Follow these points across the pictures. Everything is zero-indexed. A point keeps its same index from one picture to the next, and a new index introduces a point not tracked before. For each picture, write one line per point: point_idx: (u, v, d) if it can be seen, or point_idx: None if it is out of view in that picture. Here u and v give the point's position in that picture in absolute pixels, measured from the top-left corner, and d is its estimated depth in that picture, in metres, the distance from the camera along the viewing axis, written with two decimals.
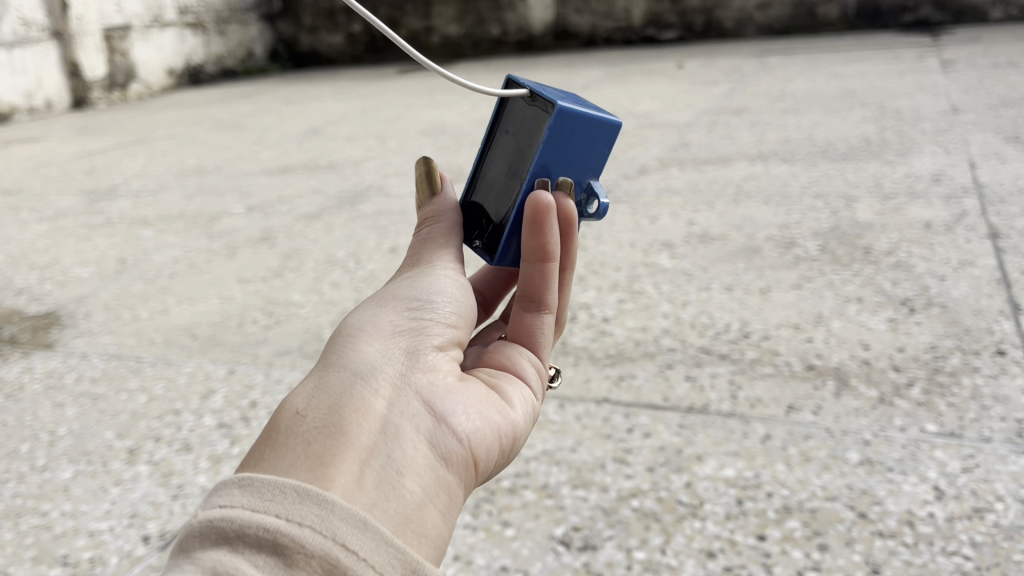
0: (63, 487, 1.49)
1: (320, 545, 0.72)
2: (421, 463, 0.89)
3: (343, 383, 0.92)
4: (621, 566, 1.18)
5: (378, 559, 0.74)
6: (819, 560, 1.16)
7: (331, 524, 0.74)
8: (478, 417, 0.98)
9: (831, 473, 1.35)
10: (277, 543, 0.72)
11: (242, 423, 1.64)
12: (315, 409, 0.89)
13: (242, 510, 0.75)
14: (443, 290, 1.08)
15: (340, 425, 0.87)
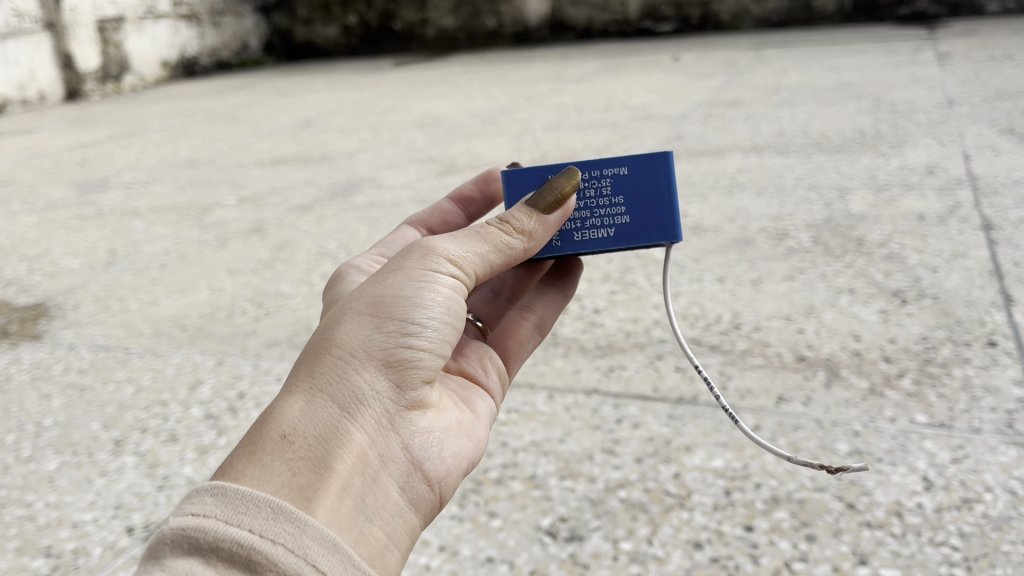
0: (47, 479, 1.47)
1: (292, 564, 0.75)
2: (382, 508, 0.91)
3: (328, 409, 0.90)
4: (608, 556, 1.17)
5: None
6: (806, 550, 1.15)
7: (303, 543, 0.77)
8: (443, 460, 1.01)
9: (820, 464, 1.35)
10: (251, 557, 0.74)
11: (229, 414, 1.63)
12: (298, 431, 0.88)
13: (217, 522, 0.76)
14: (441, 302, 1.02)
15: (320, 459, 0.87)
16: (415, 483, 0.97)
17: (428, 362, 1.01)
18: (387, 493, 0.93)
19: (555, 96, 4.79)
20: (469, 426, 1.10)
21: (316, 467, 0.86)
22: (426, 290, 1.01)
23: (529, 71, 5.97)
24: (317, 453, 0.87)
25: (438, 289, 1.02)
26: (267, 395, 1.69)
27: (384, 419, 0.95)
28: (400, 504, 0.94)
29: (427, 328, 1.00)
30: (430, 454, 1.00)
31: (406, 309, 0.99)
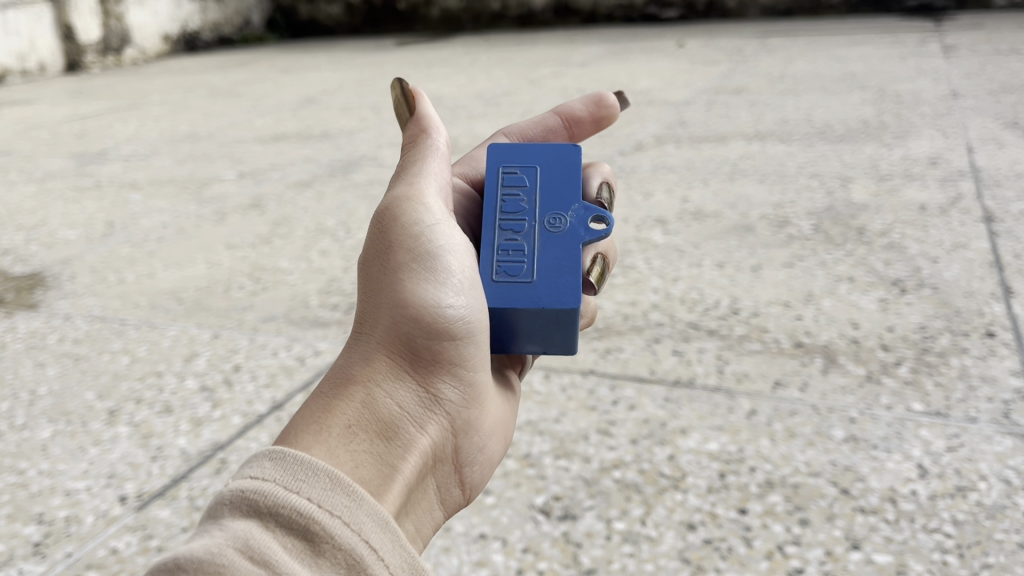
0: (41, 446, 1.47)
1: (345, 538, 0.74)
2: (421, 500, 0.94)
3: (387, 400, 0.93)
4: (601, 535, 1.17)
5: (395, 561, 0.77)
6: (799, 534, 1.15)
7: (358, 518, 0.76)
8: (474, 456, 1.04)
9: (815, 450, 1.34)
10: (312, 525, 0.74)
11: (224, 387, 1.63)
12: (362, 416, 0.90)
13: (280, 489, 0.76)
14: (469, 292, 1.05)
15: (384, 449, 0.89)
16: (447, 476, 1.01)
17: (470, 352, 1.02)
18: (427, 486, 0.95)
19: (558, 80, 4.77)
20: (506, 422, 1.11)
21: (378, 455, 0.88)
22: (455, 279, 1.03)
23: (532, 54, 5.94)
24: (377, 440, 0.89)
25: (462, 275, 1.05)
26: (263, 369, 1.69)
27: (436, 409, 0.97)
28: (432, 498, 0.98)
29: (467, 319, 1.02)
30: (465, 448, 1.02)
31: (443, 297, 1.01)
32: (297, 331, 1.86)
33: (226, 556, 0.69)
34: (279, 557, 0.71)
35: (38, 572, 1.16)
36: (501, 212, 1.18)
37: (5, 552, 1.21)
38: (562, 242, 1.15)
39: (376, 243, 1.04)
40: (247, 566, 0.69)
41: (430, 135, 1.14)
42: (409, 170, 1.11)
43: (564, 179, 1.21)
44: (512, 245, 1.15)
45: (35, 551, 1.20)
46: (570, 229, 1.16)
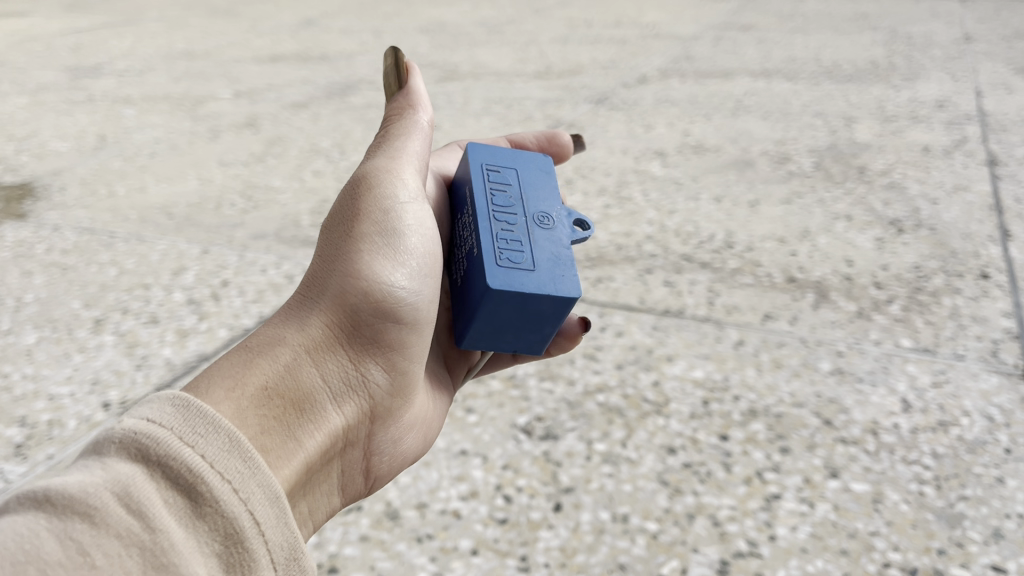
0: (26, 351, 1.47)
1: (231, 506, 0.64)
2: (312, 483, 0.86)
3: (310, 371, 0.85)
4: (581, 456, 1.17)
5: (275, 538, 0.67)
6: (778, 461, 1.15)
7: (248, 487, 0.66)
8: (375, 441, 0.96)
9: (800, 381, 1.34)
10: (200, 482, 0.63)
11: (212, 301, 1.63)
12: (280, 386, 0.81)
13: (173, 437, 0.64)
14: (424, 279, 0.97)
15: (291, 425, 0.81)
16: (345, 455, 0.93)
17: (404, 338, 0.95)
18: (323, 466, 0.87)
19: (565, 10, 4.66)
20: (426, 416, 1.04)
21: (284, 427, 0.79)
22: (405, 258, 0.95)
23: None
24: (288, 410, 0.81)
25: (421, 259, 0.97)
26: (252, 285, 1.68)
27: (356, 389, 0.90)
28: (330, 474, 0.90)
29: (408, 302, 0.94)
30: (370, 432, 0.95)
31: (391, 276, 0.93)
32: (287, 250, 1.84)
33: (100, 499, 0.59)
34: (158, 510, 0.60)
35: (20, 472, 1.16)
36: (492, 204, 1.04)
37: None
38: (554, 237, 1.03)
39: (341, 206, 0.96)
40: (121, 515, 0.59)
41: (415, 112, 1.05)
42: (389, 140, 1.02)
43: (545, 182, 1.11)
44: (509, 231, 1.01)
45: (16, 452, 1.20)
46: (560, 229, 1.05)
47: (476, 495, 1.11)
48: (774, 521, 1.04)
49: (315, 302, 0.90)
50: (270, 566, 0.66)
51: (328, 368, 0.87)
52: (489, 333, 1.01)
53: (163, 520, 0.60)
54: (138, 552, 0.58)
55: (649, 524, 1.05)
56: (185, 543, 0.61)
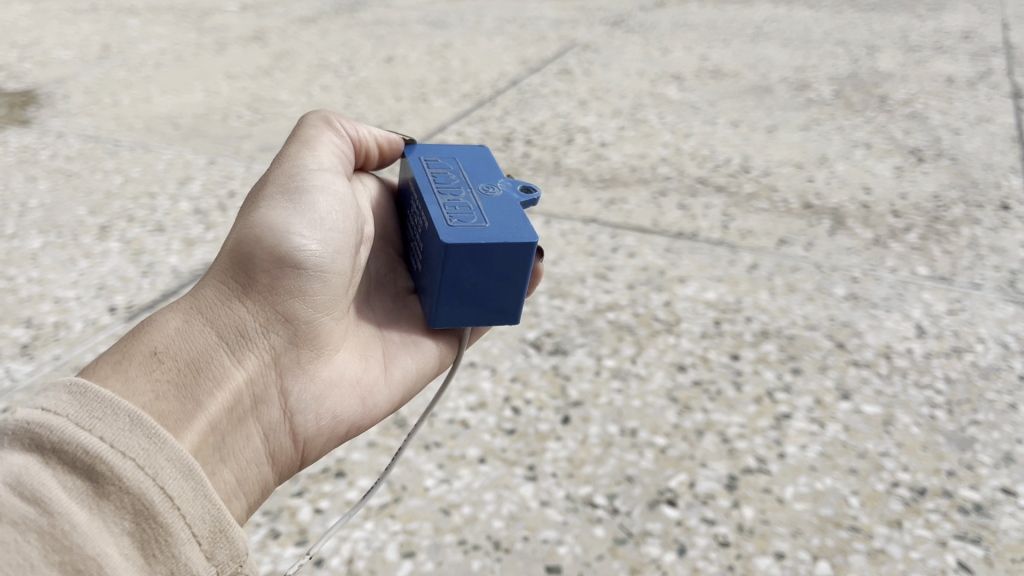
0: (31, 255, 1.45)
1: (137, 484, 0.61)
2: (235, 452, 0.77)
3: (207, 336, 0.78)
4: (590, 371, 1.17)
5: (195, 510, 0.64)
6: (790, 382, 1.14)
7: (156, 463, 0.63)
8: (317, 406, 0.86)
9: (814, 305, 1.33)
10: (98, 460, 0.60)
11: (218, 211, 1.60)
12: (172, 351, 0.75)
13: (65, 421, 0.61)
14: (337, 235, 0.87)
15: (187, 387, 0.75)
16: (281, 420, 0.83)
17: (324, 295, 0.85)
18: (244, 435, 0.79)
19: None
20: (376, 376, 0.92)
21: (178, 395, 0.73)
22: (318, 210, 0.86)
23: None
24: (183, 378, 0.74)
25: (332, 216, 0.88)
26: None
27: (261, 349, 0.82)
28: (260, 447, 0.80)
29: (322, 255, 0.84)
30: (305, 394, 0.85)
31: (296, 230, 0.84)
32: None
33: None
34: (52, 491, 0.57)
35: (26, 372, 1.15)
36: (434, 183, 0.93)
37: None
38: (500, 198, 0.91)
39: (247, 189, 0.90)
40: (16, 504, 0.56)
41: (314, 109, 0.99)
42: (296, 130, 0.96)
43: (485, 164, 1.01)
44: (455, 200, 0.89)
45: (22, 352, 1.20)
46: (506, 193, 0.92)
47: (484, 406, 1.10)
48: (783, 440, 1.04)
49: (215, 271, 0.83)
50: (190, 539, 0.63)
51: (227, 331, 0.80)
52: (456, 307, 0.86)
53: (59, 502, 0.57)
54: (35, 538, 0.55)
55: (657, 439, 1.04)
56: (86, 525, 0.58)
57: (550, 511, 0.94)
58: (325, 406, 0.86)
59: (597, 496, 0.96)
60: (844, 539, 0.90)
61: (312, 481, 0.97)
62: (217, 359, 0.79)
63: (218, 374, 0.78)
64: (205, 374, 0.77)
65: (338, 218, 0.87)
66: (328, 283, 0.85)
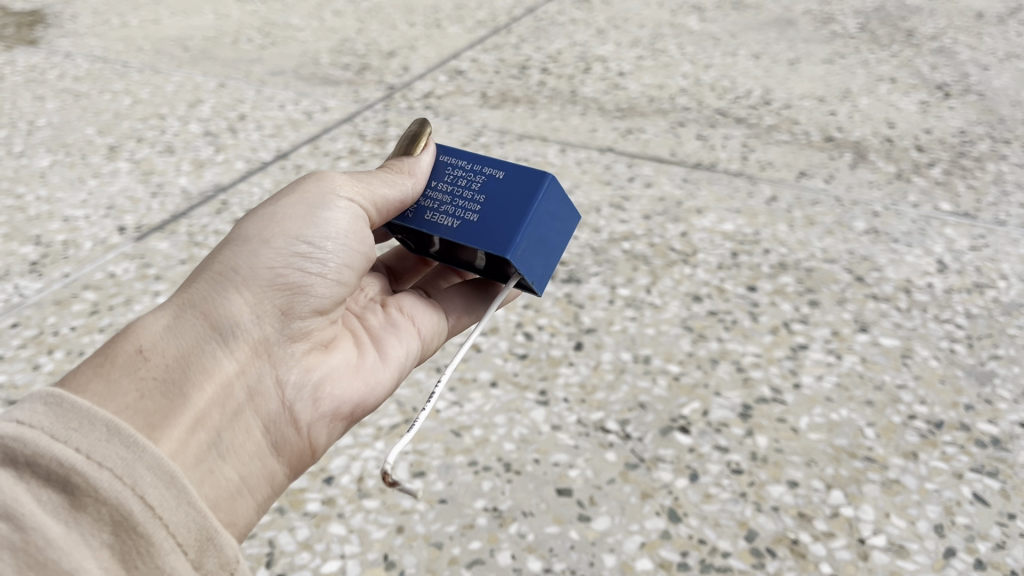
0: (39, 174, 1.43)
1: (115, 496, 0.55)
2: (229, 451, 0.70)
3: (196, 330, 0.71)
4: (604, 300, 1.15)
5: (178, 520, 0.58)
6: (807, 314, 1.13)
7: (136, 470, 0.57)
8: (317, 400, 0.78)
9: (833, 238, 1.30)
10: (71, 470, 0.55)
11: (229, 134, 1.58)
12: (157, 349, 0.68)
13: (34, 430, 0.55)
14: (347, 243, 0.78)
15: (173, 385, 0.68)
16: (276, 415, 0.75)
17: (323, 289, 0.77)
18: (237, 433, 0.71)
19: None
20: (378, 368, 0.85)
21: (164, 394, 0.66)
22: (327, 212, 0.78)
23: None
24: (168, 375, 0.68)
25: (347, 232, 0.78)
26: (269, 121, 1.62)
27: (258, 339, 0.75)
28: (262, 443, 0.74)
29: (321, 253, 0.77)
30: (301, 389, 0.77)
31: (297, 229, 0.76)
32: (306, 88, 1.77)
33: None
34: (23, 504, 0.52)
35: (36, 289, 1.15)
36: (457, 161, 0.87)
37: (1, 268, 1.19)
38: None
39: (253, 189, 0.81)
40: None
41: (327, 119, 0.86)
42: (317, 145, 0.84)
43: None
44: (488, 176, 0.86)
45: (31, 269, 1.19)
46: None
47: (496, 332, 1.09)
48: (799, 371, 1.02)
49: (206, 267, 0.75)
50: (174, 547, 0.57)
51: (218, 324, 0.72)
52: (529, 250, 0.79)
53: (28, 512, 0.52)
54: (8, 555, 0.50)
55: (671, 367, 1.03)
56: (61, 538, 0.52)
57: (562, 435, 0.93)
58: (323, 400, 0.78)
59: (609, 421, 0.95)
60: (859, 469, 0.89)
61: None
62: (205, 355, 0.71)
63: (207, 369, 0.70)
64: (191, 370, 0.70)
65: (353, 220, 0.78)
66: (329, 278, 0.77)
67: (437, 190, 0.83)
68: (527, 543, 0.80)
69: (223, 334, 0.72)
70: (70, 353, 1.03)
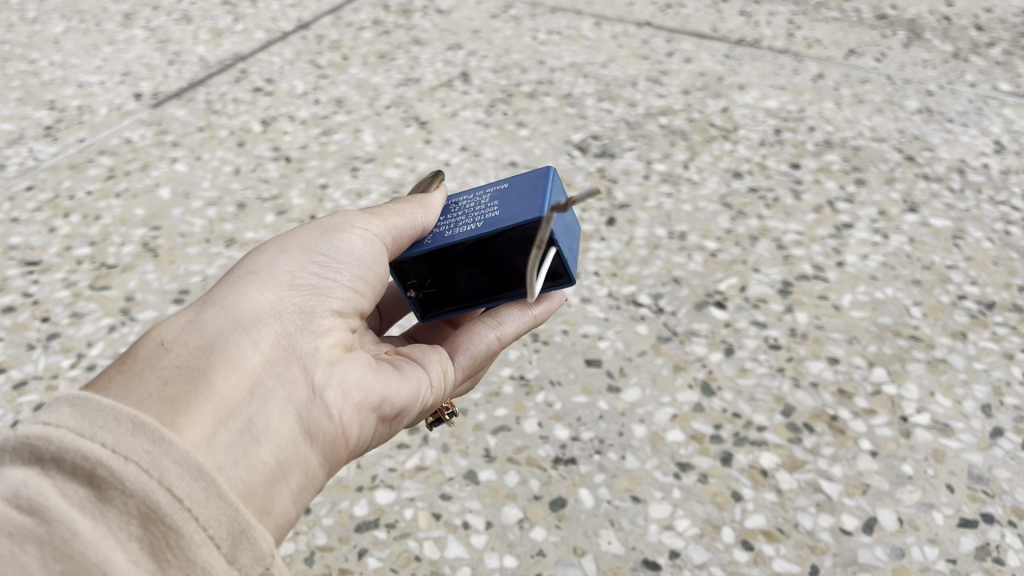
0: (53, 41, 1.38)
1: (141, 491, 0.40)
2: (269, 448, 0.50)
3: (217, 320, 0.53)
4: (638, 175, 1.10)
5: (219, 517, 0.42)
6: (853, 193, 1.07)
7: (166, 464, 0.42)
8: (358, 393, 0.56)
9: (883, 117, 1.22)
10: (98, 462, 0.40)
11: (247, 3, 1.51)
12: (182, 341, 0.51)
13: (58, 427, 0.41)
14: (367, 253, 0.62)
15: (193, 372, 0.50)
16: (319, 415, 0.54)
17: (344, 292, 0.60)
18: (280, 434, 0.51)
19: None
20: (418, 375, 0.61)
21: (187, 381, 0.49)
22: (338, 230, 0.61)
23: None
24: (191, 368, 0.50)
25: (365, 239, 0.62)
26: None
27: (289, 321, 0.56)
28: (300, 436, 0.53)
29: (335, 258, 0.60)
30: (348, 385, 0.56)
31: (309, 239, 0.60)
32: None
33: None
34: (46, 497, 0.38)
35: (51, 153, 1.11)
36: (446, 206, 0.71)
37: (15, 132, 1.15)
38: None
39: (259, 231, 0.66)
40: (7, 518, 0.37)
41: None
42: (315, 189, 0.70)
43: None
44: None
45: (46, 134, 1.15)
46: None
47: None
48: (843, 250, 0.97)
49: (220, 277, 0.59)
50: (207, 540, 0.41)
51: (238, 316, 0.54)
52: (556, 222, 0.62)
53: (53, 507, 0.38)
54: (33, 550, 0.37)
55: (708, 243, 0.98)
56: (90, 531, 0.38)
57: (592, 308, 0.89)
58: (372, 400, 0.57)
59: (641, 296, 0.91)
60: (903, 348, 0.85)
61: None
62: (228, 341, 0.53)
63: (232, 359, 0.52)
64: (219, 360, 0.51)
65: (374, 240, 0.61)
66: (345, 284, 0.60)
67: (448, 218, 0.66)
68: (554, 412, 0.78)
69: (249, 324, 0.54)
70: (86, 217, 1.00)
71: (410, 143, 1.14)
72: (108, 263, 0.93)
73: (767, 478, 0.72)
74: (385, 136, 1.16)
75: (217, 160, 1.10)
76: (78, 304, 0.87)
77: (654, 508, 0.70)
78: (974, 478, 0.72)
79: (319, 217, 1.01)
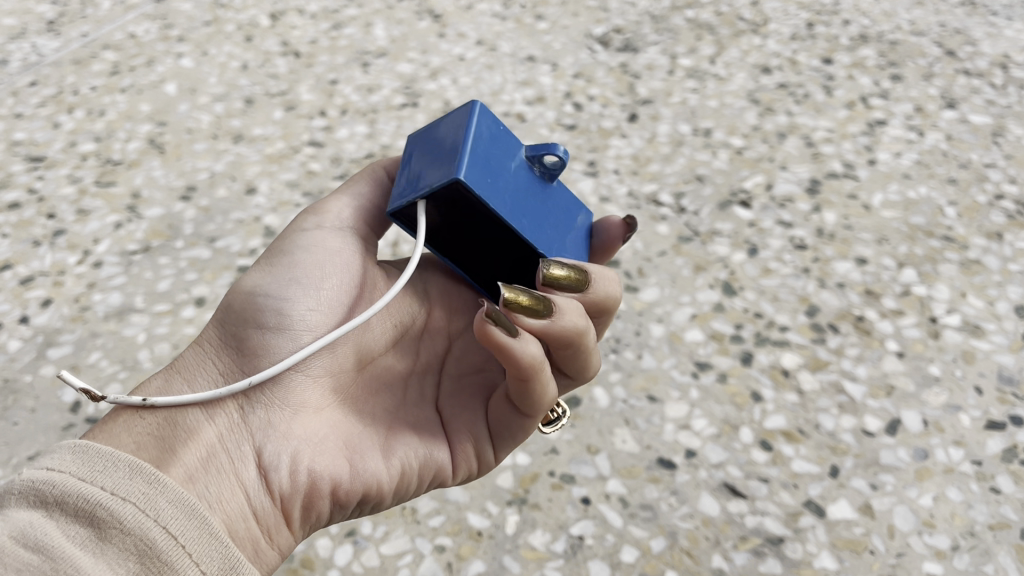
0: None
1: (139, 534, 0.37)
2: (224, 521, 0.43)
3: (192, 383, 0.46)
4: (662, 71, 1.05)
5: (215, 558, 0.39)
6: (888, 89, 1.01)
7: (163, 505, 0.38)
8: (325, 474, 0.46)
9: (923, 10, 1.16)
10: (99, 503, 0.37)
11: None
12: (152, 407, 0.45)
13: (58, 472, 0.38)
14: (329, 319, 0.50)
15: (154, 442, 0.43)
16: (267, 497, 0.45)
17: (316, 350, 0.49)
18: (237, 505, 0.44)
19: None
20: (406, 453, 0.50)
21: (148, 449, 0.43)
22: (288, 253, 0.51)
23: None
24: (151, 434, 0.43)
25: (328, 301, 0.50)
26: None
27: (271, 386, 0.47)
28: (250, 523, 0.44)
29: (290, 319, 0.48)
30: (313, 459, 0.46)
31: (268, 281, 0.50)
32: None
33: None
34: (48, 536, 0.35)
35: (54, 49, 1.08)
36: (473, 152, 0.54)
37: (17, 27, 1.12)
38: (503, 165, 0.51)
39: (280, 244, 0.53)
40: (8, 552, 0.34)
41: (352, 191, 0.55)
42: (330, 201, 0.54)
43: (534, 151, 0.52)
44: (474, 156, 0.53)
45: (49, 29, 1.11)
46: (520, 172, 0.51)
47: (543, 102, 0.99)
48: (875, 147, 0.93)
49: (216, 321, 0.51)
50: None
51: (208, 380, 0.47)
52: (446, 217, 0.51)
53: (55, 545, 0.35)
54: None
55: (734, 140, 0.94)
56: (88, 567, 0.35)
57: (610, 207, 0.86)
58: (338, 477, 0.47)
59: (663, 195, 0.88)
60: (936, 249, 0.81)
61: (355, 167, 0.90)
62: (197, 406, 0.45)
63: (188, 430, 0.44)
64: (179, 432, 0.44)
65: (343, 236, 0.53)
66: (314, 325, 0.49)
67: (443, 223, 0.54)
68: None
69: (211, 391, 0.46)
70: (90, 113, 0.97)
71: (423, 37, 1.10)
72: (113, 160, 0.91)
73: (788, 378, 0.70)
74: (397, 31, 1.11)
75: (224, 55, 1.06)
76: (83, 200, 0.85)
77: (670, 407, 0.68)
78: (1004, 380, 0.70)
79: (329, 113, 0.97)
